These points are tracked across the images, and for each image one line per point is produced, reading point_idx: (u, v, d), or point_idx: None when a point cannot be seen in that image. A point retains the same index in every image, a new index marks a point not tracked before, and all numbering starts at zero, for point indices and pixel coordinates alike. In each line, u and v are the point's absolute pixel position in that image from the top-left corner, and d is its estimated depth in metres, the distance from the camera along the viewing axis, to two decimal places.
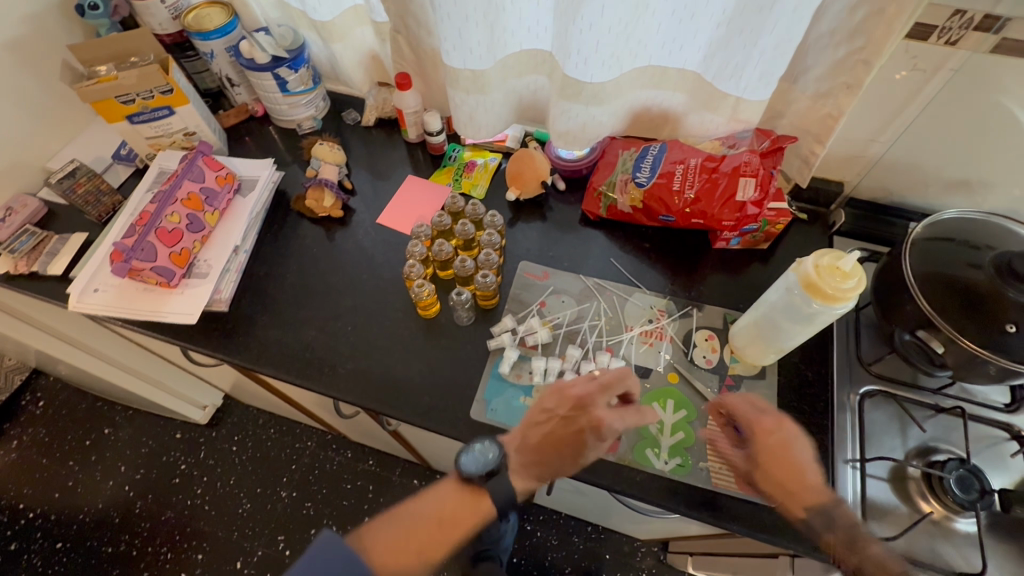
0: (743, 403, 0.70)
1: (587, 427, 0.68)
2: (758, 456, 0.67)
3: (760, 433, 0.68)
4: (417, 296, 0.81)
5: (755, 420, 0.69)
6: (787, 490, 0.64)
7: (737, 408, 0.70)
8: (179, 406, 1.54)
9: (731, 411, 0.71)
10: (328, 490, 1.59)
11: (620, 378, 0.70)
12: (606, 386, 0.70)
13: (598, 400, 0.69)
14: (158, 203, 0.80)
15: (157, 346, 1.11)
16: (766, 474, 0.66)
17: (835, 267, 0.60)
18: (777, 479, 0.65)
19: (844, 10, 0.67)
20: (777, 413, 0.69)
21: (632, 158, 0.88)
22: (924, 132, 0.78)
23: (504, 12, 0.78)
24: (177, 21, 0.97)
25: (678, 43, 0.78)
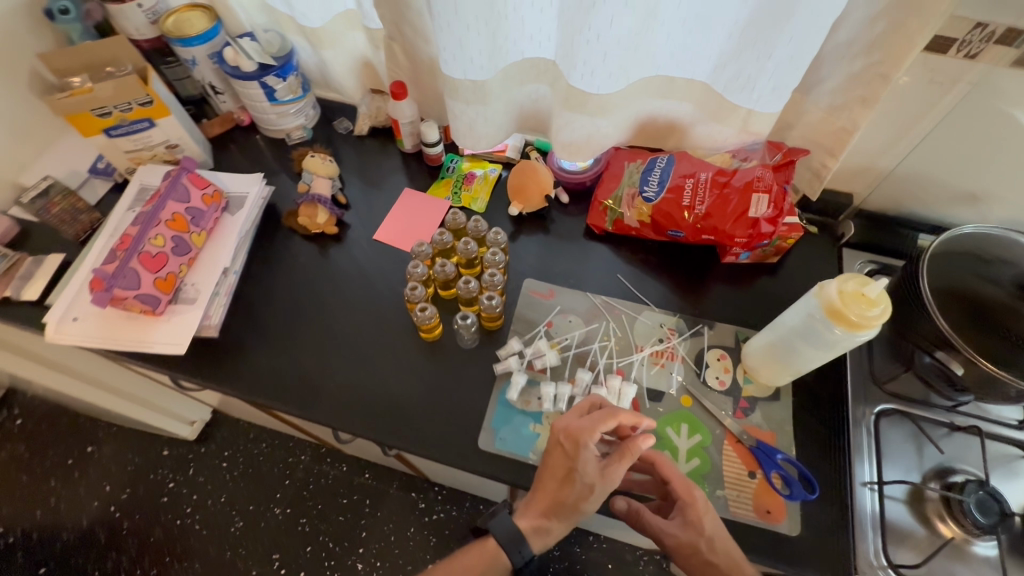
0: (671, 466, 0.67)
1: (563, 438, 0.66)
2: (699, 527, 0.64)
3: (694, 499, 0.65)
4: (418, 321, 0.78)
5: (687, 486, 0.66)
6: (731, 557, 0.63)
7: (667, 469, 0.67)
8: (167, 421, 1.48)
9: (664, 469, 0.67)
10: (323, 506, 1.55)
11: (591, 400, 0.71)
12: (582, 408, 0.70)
13: (572, 417, 0.68)
14: (140, 226, 0.75)
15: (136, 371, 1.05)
16: (710, 542, 0.63)
17: (860, 294, 0.57)
18: (723, 547, 0.63)
19: (863, 22, 0.64)
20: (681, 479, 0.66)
21: (639, 170, 0.85)
22: (938, 145, 0.77)
23: (506, 20, 0.74)
24: (156, 26, 0.91)
25: (687, 52, 0.74)
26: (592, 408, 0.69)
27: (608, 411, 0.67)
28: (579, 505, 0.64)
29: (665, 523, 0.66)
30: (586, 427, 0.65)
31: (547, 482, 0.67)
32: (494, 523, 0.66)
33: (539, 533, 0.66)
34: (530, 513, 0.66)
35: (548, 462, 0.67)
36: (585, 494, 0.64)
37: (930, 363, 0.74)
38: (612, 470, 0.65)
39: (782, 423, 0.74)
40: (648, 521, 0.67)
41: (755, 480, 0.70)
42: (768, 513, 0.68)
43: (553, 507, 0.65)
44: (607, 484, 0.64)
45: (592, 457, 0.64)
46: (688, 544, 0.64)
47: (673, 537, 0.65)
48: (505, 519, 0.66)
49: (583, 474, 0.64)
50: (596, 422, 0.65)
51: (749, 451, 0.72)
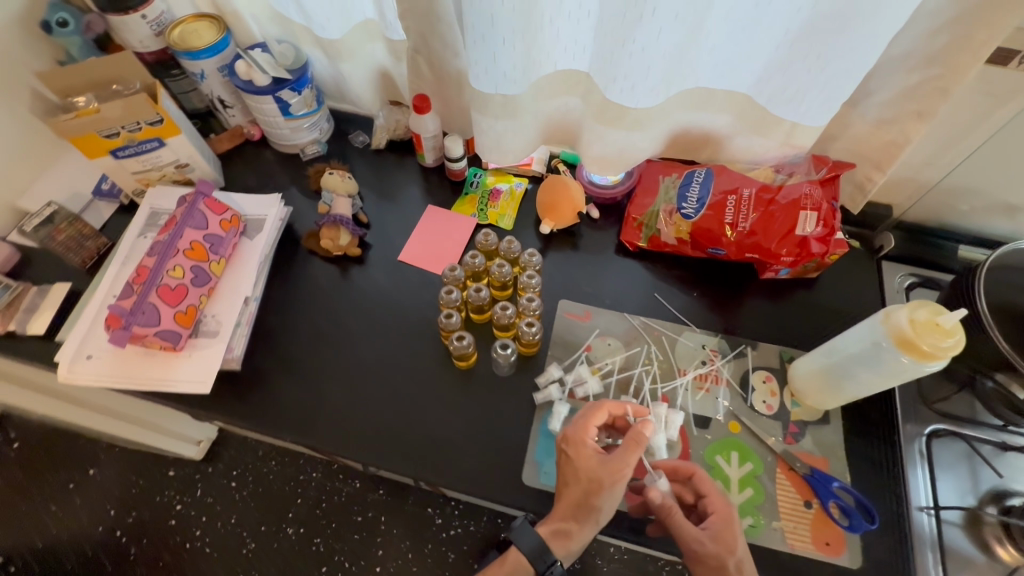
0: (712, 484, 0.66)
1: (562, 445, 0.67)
2: (729, 544, 0.62)
3: (731, 523, 0.63)
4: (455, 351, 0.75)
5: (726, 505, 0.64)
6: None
7: (707, 485, 0.66)
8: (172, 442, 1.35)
9: (702, 483, 0.66)
10: (337, 524, 1.39)
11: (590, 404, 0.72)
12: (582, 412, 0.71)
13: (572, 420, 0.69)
14: (157, 256, 0.71)
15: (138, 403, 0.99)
16: (738, 565, 0.61)
17: (933, 323, 0.55)
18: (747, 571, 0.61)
19: (922, 35, 0.62)
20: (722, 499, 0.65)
21: (675, 185, 0.82)
22: (988, 159, 0.74)
23: (541, 32, 0.70)
24: (161, 38, 0.85)
25: (730, 63, 0.71)
26: (590, 407, 0.69)
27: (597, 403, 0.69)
28: (592, 501, 0.63)
29: (694, 530, 0.63)
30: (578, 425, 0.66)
31: (566, 489, 0.65)
32: (516, 536, 0.63)
33: (560, 538, 0.63)
34: (554, 517, 0.64)
35: (560, 470, 0.67)
36: (593, 488, 0.63)
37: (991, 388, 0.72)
38: (617, 459, 0.64)
39: (834, 448, 0.72)
40: (679, 521, 0.63)
41: (811, 510, 0.68)
42: (827, 545, 0.66)
43: (573, 509, 0.63)
44: (617, 476, 0.63)
45: (593, 452, 0.65)
46: (713, 558, 0.61)
47: (698, 550, 0.62)
48: (530, 536, 0.63)
49: (587, 469, 0.64)
50: (587, 416, 0.68)
51: (802, 479, 0.70)
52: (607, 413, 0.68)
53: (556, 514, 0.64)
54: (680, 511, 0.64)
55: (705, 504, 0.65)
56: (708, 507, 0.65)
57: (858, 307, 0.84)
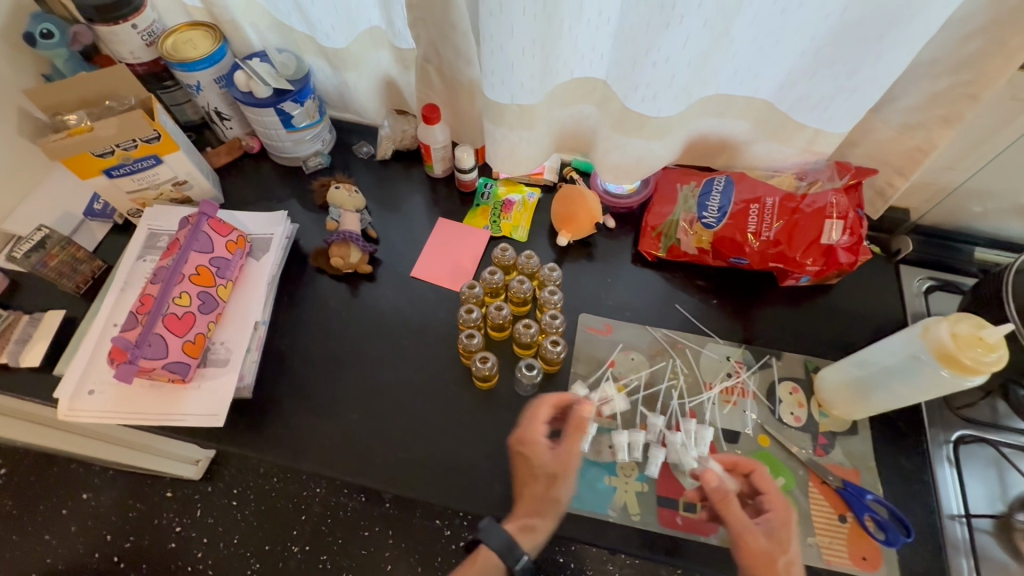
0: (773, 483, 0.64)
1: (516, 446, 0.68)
2: (783, 544, 0.61)
3: (788, 525, 0.62)
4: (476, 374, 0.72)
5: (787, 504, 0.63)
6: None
7: (766, 482, 0.64)
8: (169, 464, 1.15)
9: (761, 480, 0.64)
10: (344, 541, 1.21)
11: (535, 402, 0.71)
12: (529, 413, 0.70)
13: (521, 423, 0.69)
14: (161, 284, 0.68)
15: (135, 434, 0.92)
16: (789, 566, 0.59)
17: (976, 338, 0.55)
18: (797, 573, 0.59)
19: (953, 41, 0.61)
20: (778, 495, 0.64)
21: (694, 194, 0.80)
22: (1008, 164, 0.74)
23: (560, 40, 0.67)
24: (153, 48, 0.81)
25: (753, 71, 0.69)
26: (534, 407, 0.69)
27: (540, 401, 0.69)
28: (552, 493, 0.64)
29: (750, 525, 0.61)
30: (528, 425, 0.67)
31: (526, 488, 0.65)
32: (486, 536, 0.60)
33: (526, 533, 0.62)
34: (518, 512, 0.64)
35: (517, 473, 0.67)
36: (552, 480, 0.65)
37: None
38: (564, 451, 0.66)
39: (864, 458, 0.72)
40: (735, 513, 0.62)
41: (846, 524, 0.67)
42: (864, 560, 0.65)
43: (534, 504, 0.64)
44: (569, 466, 0.65)
45: (545, 450, 0.66)
46: (765, 555, 0.59)
47: (753, 546, 0.60)
48: (499, 533, 0.61)
49: (542, 465, 0.65)
50: (532, 416, 0.68)
51: (836, 492, 0.69)
52: (549, 406, 0.69)
53: (521, 508, 0.64)
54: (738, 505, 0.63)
55: (762, 501, 0.64)
56: (765, 504, 0.63)
57: (880, 313, 0.83)
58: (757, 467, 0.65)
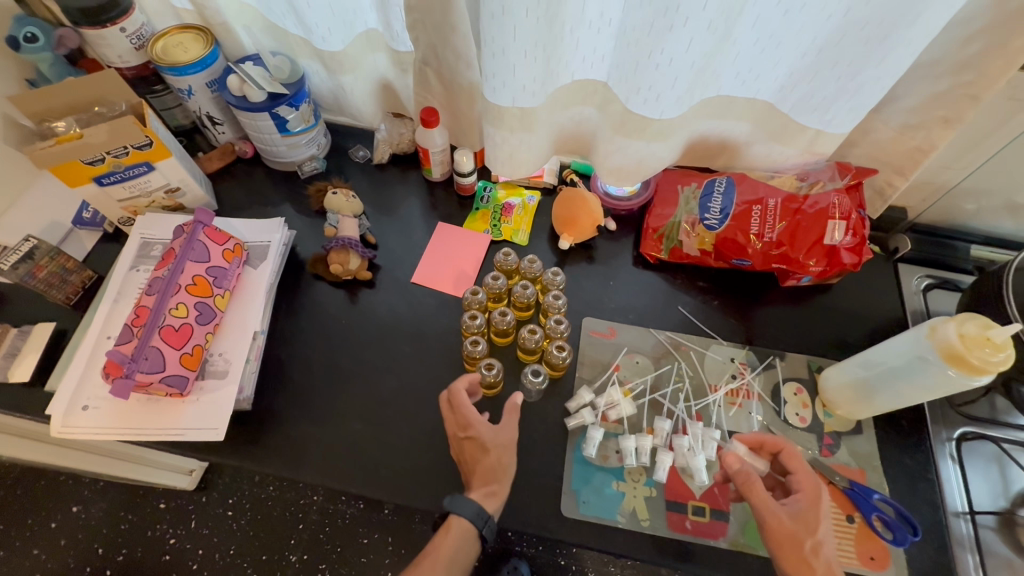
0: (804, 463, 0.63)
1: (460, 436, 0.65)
2: (811, 526, 0.58)
3: (817, 506, 0.60)
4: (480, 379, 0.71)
5: (817, 485, 0.61)
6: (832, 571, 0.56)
7: (795, 462, 0.62)
8: (161, 475, 1.12)
9: (789, 460, 0.63)
10: (343, 550, 1.19)
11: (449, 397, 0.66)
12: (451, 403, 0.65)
13: (446, 417, 0.66)
14: (156, 295, 0.66)
15: (129, 446, 0.90)
16: (817, 548, 0.57)
17: (984, 338, 0.55)
18: (827, 556, 0.57)
19: (955, 41, 0.61)
20: (810, 473, 0.62)
21: (696, 195, 0.80)
22: (1004, 164, 0.75)
23: (562, 42, 0.66)
24: (142, 52, 0.79)
25: (755, 72, 0.68)
26: (452, 400, 0.65)
27: (449, 396, 0.66)
28: (507, 462, 0.64)
29: (777, 505, 0.59)
30: (465, 413, 0.64)
31: (476, 464, 0.64)
32: (455, 505, 0.61)
33: (489, 499, 0.62)
34: (474, 483, 0.63)
35: (464, 455, 0.65)
36: (504, 451, 0.65)
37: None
38: (504, 424, 0.66)
39: (869, 458, 0.72)
40: (759, 495, 0.59)
41: (854, 524, 0.67)
42: (872, 560, 0.65)
43: (489, 475, 0.63)
44: (509, 434, 0.66)
45: (484, 427, 0.64)
46: (791, 536, 0.58)
47: (778, 527, 0.58)
48: (468, 502, 0.61)
49: (491, 441, 0.64)
50: (455, 407, 0.65)
51: (843, 493, 0.69)
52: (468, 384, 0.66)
53: (476, 479, 0.63)
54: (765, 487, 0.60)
55: (791, 482, 0.62)
56: (794, 483, 0.62)
57: (880, 312, 0.83)
58: (787, 447, 0.64)
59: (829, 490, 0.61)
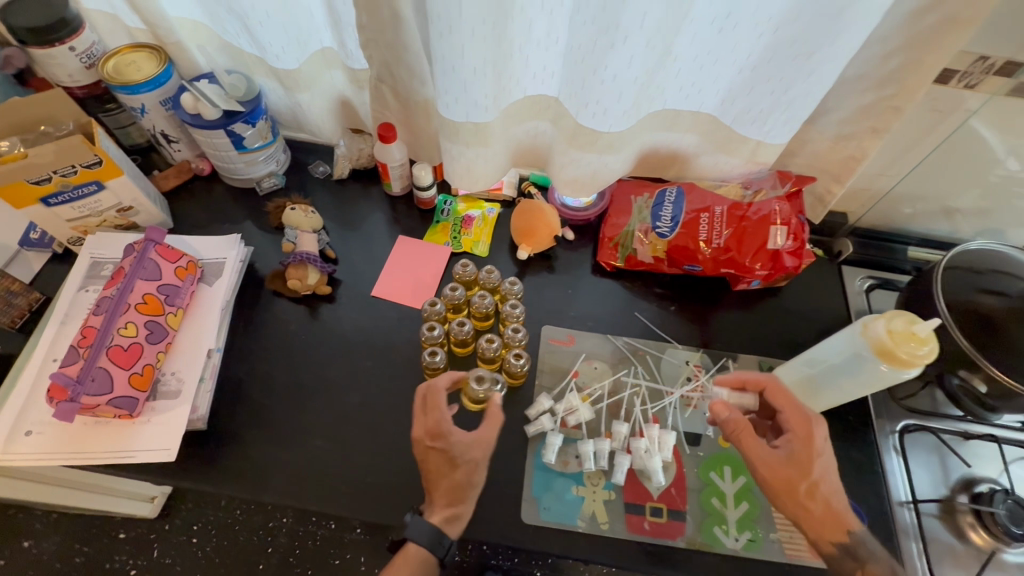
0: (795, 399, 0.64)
1: (428, 443, 0.62)
2: (806, 469, 0.61)
3: (810, 445, 0.61)
4: (472, 386, 0.70)
5: (808, 422, 0.62)
6: (829, 506, 0.60)
7: (783, 401, 0.64)
8: (119, 502, 1.08)
9: (776, 398, 0.64)
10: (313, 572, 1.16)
11: (429, 395, 0.63)
12: (425, 408, 0.63)
13: (416, 418, 0.63)
14: (104, 315, 0.65)
15: (80, 474, 0.86)
16: (813, 489, 0.60)
17: (910, 332, 0.58)
18: (824, 494, 0.60)
19: (875, 57, 0.65)
20: (800, 412, 0.63)
21: (648, 205, 0.84)
22: (930, 170, 0.80)
23: (512, 59, 0.69)
24: (93, 70, 0.78)
25: (697, 87, 0.72)
26: (427, 400, 0.64)
27: (428, 389, 0.64)
28: (472, 479, 0.63)
29: (770, 451, 0.62)
30: (439, 420, 0.62)
31: (441, 479, 0.62)
32: (409, 531, 0.59)
33: (453, 522, 0.61)
34: (437, 504, 0.62)
35: (428, 466, 0.63)
36: (472, 466, 0.62)
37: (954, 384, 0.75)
38: (478, 434, 0.63)
39: None
40: (750, 443, 0.62)
41: None
42: None
43: (455, 493, 0.62)
44: (483, 446, 0.63)
45: (457, 435, 0.63)
46: (787, 481, 0.61)
47: (771, 474, 0.61)
48: (424, 526, 0.60)
49: (461, 454, 0.62)
50: (430, 409, 0.62)
51: None
52: (445, 386, 0.65)
53: (440, 501, 0.61)
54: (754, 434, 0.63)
55: (782, 422, 0.64)
56: (786, 423, 0.63)
57: (827, 313, 0.87)
58: (771, 385, 0.66)
59: (825, 420, 0.62)
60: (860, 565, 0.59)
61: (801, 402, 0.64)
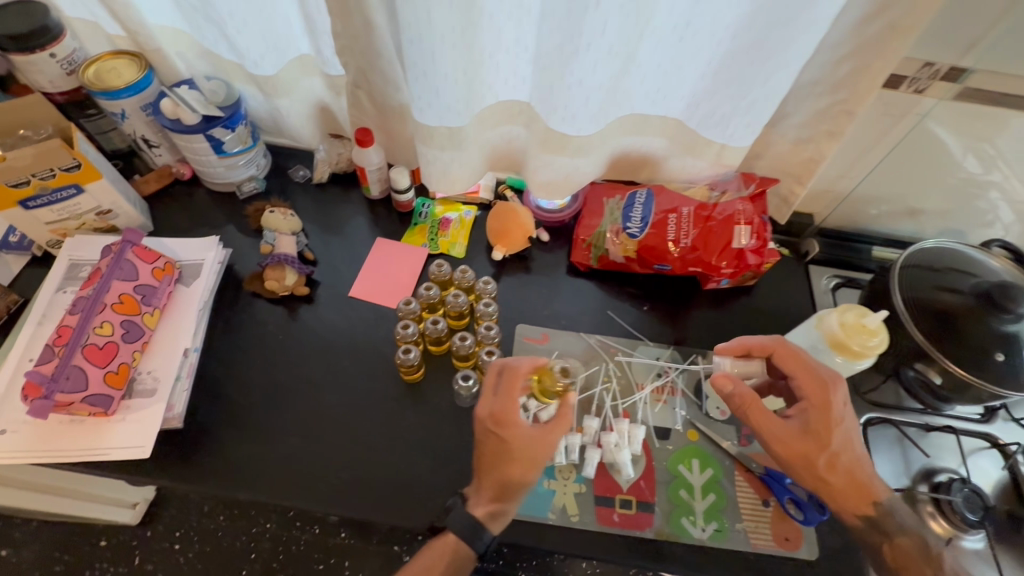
0: (808, 364, 0.65)
1: (490, 428, 0.63)
2: (821, 439, 0.63)
3: (825, 413, 0.63)
4: (551, 378, 0.70)
5: (823, 390, 0.63)
6: (849, 474, 0.62)
7: (797, 368, 0.65)
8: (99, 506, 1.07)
9: (790, 365, 0.66)
10: None
11: (507, 377, 0.64)
12: (504, 390, 0.64)
13: (485, 399, 0.64)
14: (80, 314, 0.67)
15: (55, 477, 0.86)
16: (831, 459, 0.63)
17: (861, 325, 0.62)
18: (842, 462, 0.63)
19: (828, 63, 0.68)
20: (813, 380, 0.64)
21: (619, 207, 0.86)
22: (887, 172, 0.83)
23: (483, 66, 0.71)
24: (73, 77, 0.79)
25: (661, 92, 0.74)
26: (503, 380, 0.64)
27: (511, 371, 0.65)
28: (526, 478, 0.62)
29: (783, 426, 0.64)
30: (506, 406, 0.62)
31: (495, 469, 0.63)
32: (450, 518, 0.63)
33: (496, 518, 0.63)
34: (483, 498, 0.63)
35: (487, 450, 0.64)
36: (528, 464, 0.62)
37: (911, 375, 0.77)
38: (546, 433, 0.63)
39: None
40: (761, 420, 0.64)
41: (769, 508, 0.72)
42: (787, 540, 0.70)
43: (500, 490, 0.62)
44: (547, 450, 0.63)
45: (524, 429, 0.63)
46: (803, 454, 0.63)
47: (787, 447, 0.63)
48: (463, 516, 0.62)
49: (521, 450, 0.62)
50: (506, 395, 0.63)
51: (758, 479, 0.74)
52: (522, 376, 0.64)
53: (487, 494, 0.63)
54: (765, 407, 0.65)
55: (796, 389, 0.65)
56: (800, 391, 0.65)
57: (794, 310, 0.90)
58: (778, 350, 0.67)
59: (843, 382, 0.64)
60: (886, 537, 0.62)
61: (814, 367, 0.65)
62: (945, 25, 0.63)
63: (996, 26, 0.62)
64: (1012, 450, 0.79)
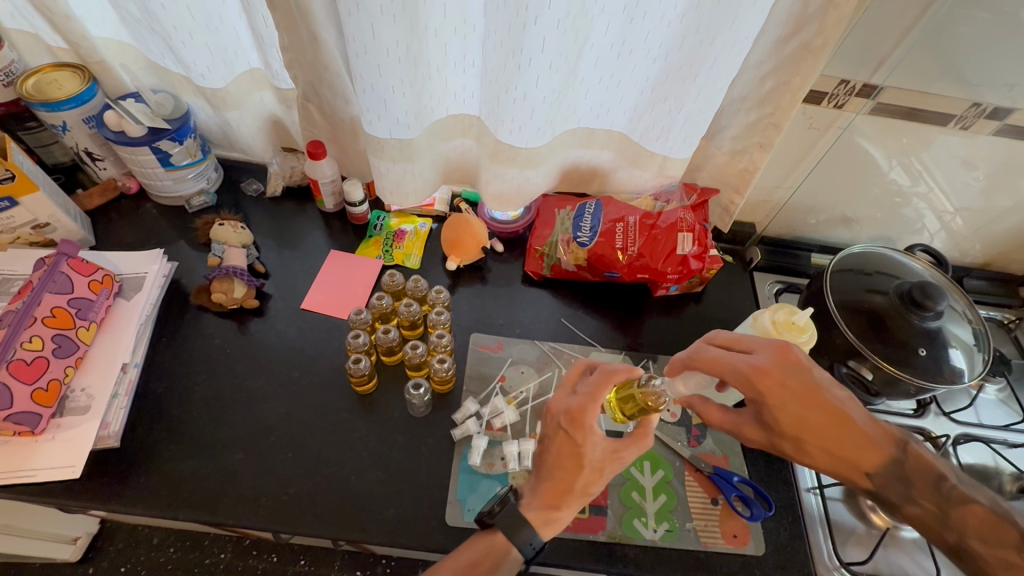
0: (729, 363, 0.61)
1: (563, 425, 0.61)
2: (775, 428, 0.61)
3: (766, 406, 0.60)
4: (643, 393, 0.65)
5: (750, 385, 0.59)
6: (827, 452, 0.59)
7: (721, 369, 0.61)
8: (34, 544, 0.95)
9: (717, 366, 0.61)
10: None
11: (607, 379, 0.62)
12: (594, 394, 0.61)
13: (563, 395, 0.63)
14: (6, 330, 0.65)
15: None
16: (798, 444, 0.60)
17: (791, 322, 0.72)
18: (812, 444, 0.59)
19: (754, 80, 0.74)
20: (743, 378, 0.60)
21: (570, 217, 0.88)
22: (818, 182, 0.89)
23: (430, 79, 0.73)
24: (11, 88, 0.78)
25: (604, 107, 0.78)
26: (605, 380, 0.62)
27: (602, 377, 0.62)
28: (589, 489, 0.60)
29: (739, 424, 0.63)
30: (590, 408, 0.60)
31: (559, 471, 0.60)
32: (500, 514, 0.60)
33: (548, 524, 0.59)
34: (533, 500, 0.60)
35: (558, 449, 0.61)
36: (596, 474, 0.60)
37: (843, 372, 0.78)
38: (626, 441, 0.61)
39: (731, 445, 0.79)
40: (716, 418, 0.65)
41: (718, 506, 0.73)
42: (735, 538, 0.71)
43: (559, 495, 0.60)
44: (617, 466, 0.61)
45: (598, 438, 0.61)
46: (769, 443, 0.62)
47: (751, 440, 0.63)
48: (513, 515, 0.59)
49: (592, 458, 0.60)
50: (597, 397, 0.60)
51: (708, 478, 0.75)
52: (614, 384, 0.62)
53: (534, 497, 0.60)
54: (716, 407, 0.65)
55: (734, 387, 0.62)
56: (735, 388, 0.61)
57: (740, 315, 0.93)
58: (698, 361, 0.63)
59: (772, 367, 0.59)
60: (891, 508, 0.58)
61: (738, 365, 0.61)
62: (853, 47, 0.69)
63: (900, 45, 0.68)
64: (942, 441, 0.82)
